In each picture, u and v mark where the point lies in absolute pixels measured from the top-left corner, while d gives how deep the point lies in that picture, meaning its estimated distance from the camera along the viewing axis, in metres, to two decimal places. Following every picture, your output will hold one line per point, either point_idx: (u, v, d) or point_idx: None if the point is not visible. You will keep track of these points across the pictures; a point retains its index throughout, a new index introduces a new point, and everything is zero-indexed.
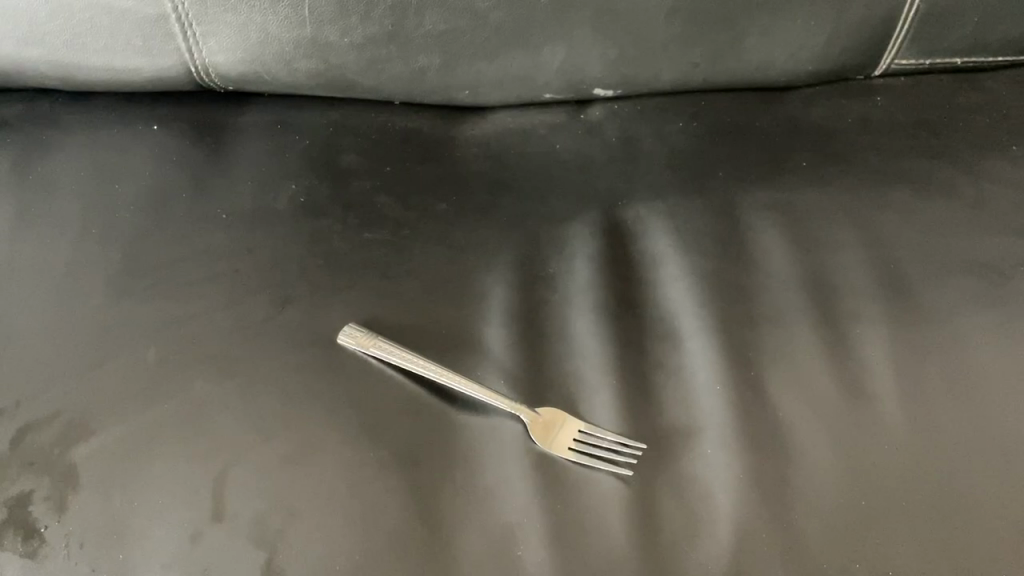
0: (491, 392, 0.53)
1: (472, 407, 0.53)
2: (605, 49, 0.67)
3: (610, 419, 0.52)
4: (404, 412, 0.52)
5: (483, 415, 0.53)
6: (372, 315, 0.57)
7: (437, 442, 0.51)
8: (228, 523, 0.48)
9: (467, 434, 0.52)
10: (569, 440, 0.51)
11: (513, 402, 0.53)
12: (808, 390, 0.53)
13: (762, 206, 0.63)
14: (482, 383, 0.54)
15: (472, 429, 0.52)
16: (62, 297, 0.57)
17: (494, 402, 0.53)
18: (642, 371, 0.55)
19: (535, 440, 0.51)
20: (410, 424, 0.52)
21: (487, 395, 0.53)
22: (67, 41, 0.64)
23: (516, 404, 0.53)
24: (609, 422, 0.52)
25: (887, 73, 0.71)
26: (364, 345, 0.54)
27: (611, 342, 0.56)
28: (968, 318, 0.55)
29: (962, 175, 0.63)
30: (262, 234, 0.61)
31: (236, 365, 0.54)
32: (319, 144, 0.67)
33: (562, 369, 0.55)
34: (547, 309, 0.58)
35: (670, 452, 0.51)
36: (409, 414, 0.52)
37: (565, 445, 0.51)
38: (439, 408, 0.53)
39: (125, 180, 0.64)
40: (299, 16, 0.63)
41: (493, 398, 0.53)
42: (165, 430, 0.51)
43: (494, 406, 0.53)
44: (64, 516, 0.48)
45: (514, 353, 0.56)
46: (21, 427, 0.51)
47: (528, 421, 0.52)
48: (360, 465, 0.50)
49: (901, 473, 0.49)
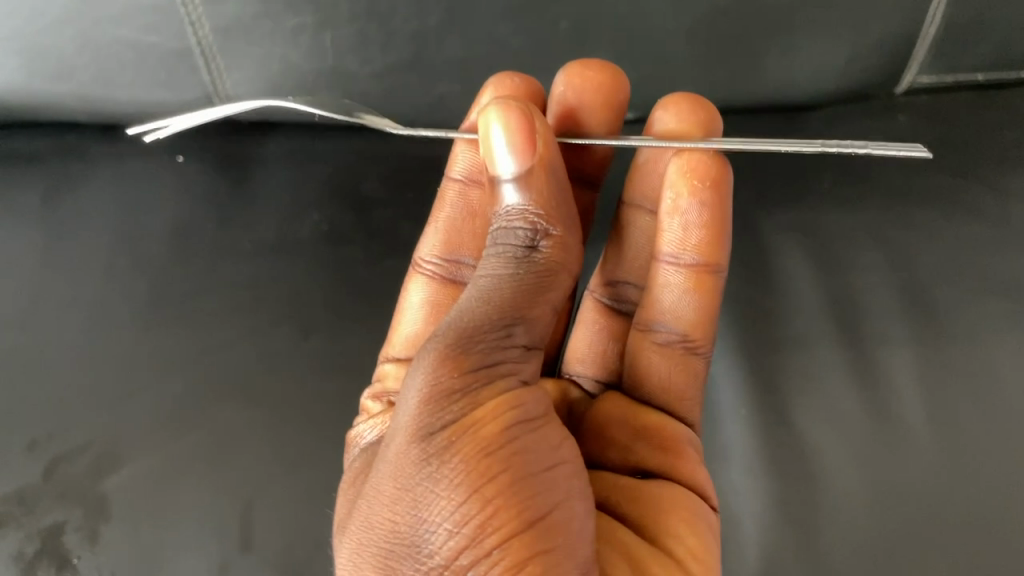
0: (495, 172, 0.47)
1: (651, 219, 0.60)
2: (624, 72, 0.67)
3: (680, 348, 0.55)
4: (594, 312, 0.63)
5: (701, 204, 0.55)
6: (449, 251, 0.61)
7: (507, 251, 0.46)
8: (256, 552, 0.50)
9: (546, 181, 0.46)
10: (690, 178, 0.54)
11: (668, 206, 0.56)
12: (838, 415, 0.53)
13: (787, 228, 0.62)
14: (689, 103, 0.57)
15: (727, 183, 0.55)
16: (91, 331, 0.58)
17: (504, 179, 0.46)
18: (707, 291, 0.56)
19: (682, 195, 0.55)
20: (673, 295, 0.56)
21: (496, 177, 0.47)
22: (94, 75, 0.64)
23: (670, 205, 0.56)
24: (676, 344, 0.55)
25: (910, 91, 0.70)
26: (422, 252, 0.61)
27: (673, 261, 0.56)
28: (1001, 337, 0.54)
29: (985, 192, 0.62)
30: (287, 263, 0.62)
31: (257, 397, 0.55)
32: (343, 173, 0.68)
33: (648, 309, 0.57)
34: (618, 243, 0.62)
35: (408, 134, 0.56)
36: (588, 313, 0.63)
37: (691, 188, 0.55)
38: (622, 248, 0.62)
39: (151, 210, 0.65)
40: (322, 46, 0.64)
41: (659, 252, 0.57)
42: (197, 457, 0.53)
43: (513, 195, 0.46)
44: (96, 546, 0.50)
45: (656, 168, 0.60)
46: (52, 459, 0.53)
47: (673, 183, 0.55)
48: (596, 369, 0.61)
49: (926, 496, 0.49)
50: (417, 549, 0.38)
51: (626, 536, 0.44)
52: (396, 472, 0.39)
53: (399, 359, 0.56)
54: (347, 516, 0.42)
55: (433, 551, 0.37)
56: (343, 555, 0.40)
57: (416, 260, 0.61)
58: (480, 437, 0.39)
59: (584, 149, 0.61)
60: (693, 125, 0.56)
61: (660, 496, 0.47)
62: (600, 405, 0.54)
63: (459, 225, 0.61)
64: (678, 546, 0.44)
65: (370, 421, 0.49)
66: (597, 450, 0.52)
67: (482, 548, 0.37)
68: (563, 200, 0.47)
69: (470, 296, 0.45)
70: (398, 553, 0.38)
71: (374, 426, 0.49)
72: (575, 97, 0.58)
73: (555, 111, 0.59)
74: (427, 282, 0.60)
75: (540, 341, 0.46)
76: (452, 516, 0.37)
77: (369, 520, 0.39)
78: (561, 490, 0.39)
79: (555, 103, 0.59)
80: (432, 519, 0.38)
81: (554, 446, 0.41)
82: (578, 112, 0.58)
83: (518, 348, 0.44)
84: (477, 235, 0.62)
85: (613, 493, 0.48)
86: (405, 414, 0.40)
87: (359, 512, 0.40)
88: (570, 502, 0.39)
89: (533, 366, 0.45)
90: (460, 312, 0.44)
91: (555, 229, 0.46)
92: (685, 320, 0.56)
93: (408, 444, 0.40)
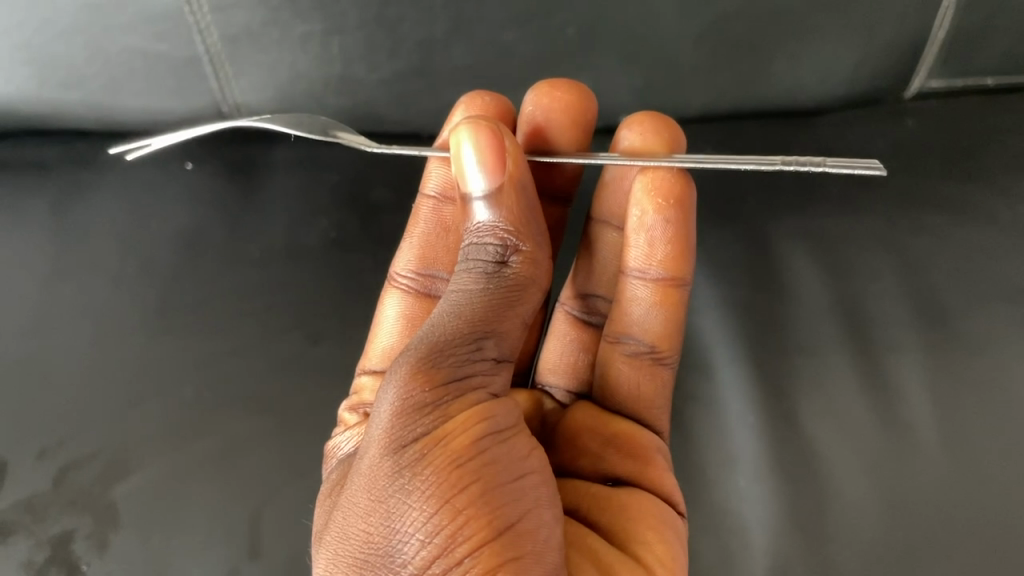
0: (466, 190, 0.46)
1: (619, 235, 0.60)
2: (631, 78, 0.67)
3: (644, 362, 0.55)
4: (567, 325, 0.63)
5: (666, 221, 0.55)
6: (425, 265, 0.61)
7: (476, 267, 0.46)
8: (265, 560, 0.50)
9: (514, 198, 0.46)
10: (654, 198, 0.55)
11: (633, 223, 0.56)
12: (846, 424, 0.53)
13: (794, 235, 0.62)
14: (655, 122, 0.56)
15: (691, 200, 0.55)
16: (101, 339, 0.59)
17: (475, 197, 0.46)
18: (674, 308, 0.56)
19: (648, 213, 0.55)
20: (639, 309, 0.56)
21: (468, 194, 0.47)
22: (103, 84, 0.65)
23: (635, 223, 0.56)
24: (643, 358, 0.55)
25: (919, 96, 0.69)
26: (394, 267, 0.61)
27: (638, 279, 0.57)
28: (1011, 346, 0.54)
29: (996, 198, 0.62)
30: (294, 270, 0.62)
31: (265, 406, 0.56)
32: (350, 180, 0.68)
33: (617, 323, 0.58)
34: (588, 258, 0.62)
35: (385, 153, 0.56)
36: (561, 326, 0.63)
37: (656, 204, 0.55)
38: (591, 263, 0.62)
39: (160, 218, 0.66)
40: (329, 54, 0.64)
41: (626, 267, 0.57)
42: (206, 466, 0.53)
43: (484, 213, 0.46)
44: (105, 555, 0.50)
45: (622, 186, 0.60)
46: (62, 467, 0.53)
47: (637, 201, 0.56)
48: (568, 380, 0.61)
49: (934, 507, 0.49)
50: (390, 559, 0.37)
51: (595, 543, 0.43)
52: (369, 484, 0.39)
53: (376, 371, 0.56)
54: (320, 530, 0.41)
55: (405, 561, 0.37)
56: (316, 569, 0.39)
57: (391, 274, 0.61)
58: (452, 448, 0.38)
59: (553, 166, 0.61)
60: (658, 143, 0.55)
61: (628, 506, 0.46)
62: (572, 415, 0.55)
63: (433, 240, 0.62)
64: (646, 553, 0.43)
65: (349, 432, 0.50)
66: (568, 460, 0.52)
67: (454, 559, 0.36)
68: (533, 220, 0.48)
69: (444, 308, 0.45)
70: (370, 564, 0.37)
71: (350, 438, 0.49)
72: (542, 116, 0.58)
73: (523, 131, 0.58)
74: (403, 295, 0.59)
75: (511, 354, 0.46)
76: (424, 527, 0.37)
77: (342, 532, 0.39)
78: (529, 499, 0.39)
79: (524, 122, 0.58)
80: (404, 530, 0.37)
81: (524, 457, 0.41)
82: (545, 130, 0.58)
83: (489, 360, 0.43)
84: (450, 250, 0.62)
85: (585, 501, 0.48)
86: (377, 427, 0.40)
87: (332, 524, 0.39)
88: (539, 512, 0.39)
89: (504, 378, 0.45)
90: (433, 325, 0.43)
91: (525, 245, 0.46)
92: (653, 333, 0.56)
93: (380, 455, 0.39)
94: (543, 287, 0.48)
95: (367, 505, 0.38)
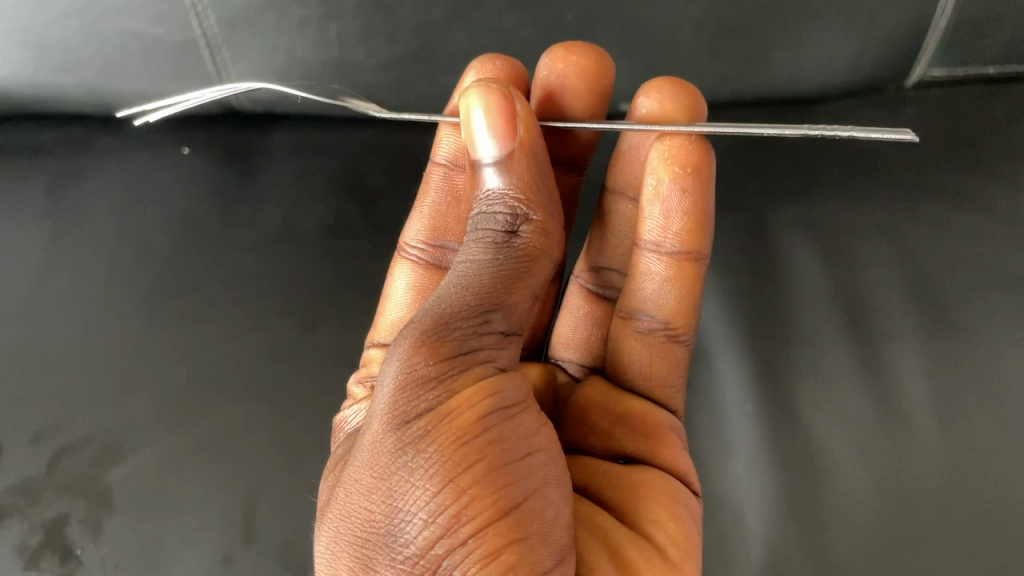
0: (477, 155, 0.46)
1: (634, 207, 0.60)
2: (631, 64, 0.67)
3: (659, 338, 0.55)
4: (580, 299, 0.63)
5: (683, 190, 0.53)
6: (435, 236, 0.60)
7: (486, 237, 0.46)
8: (260, 545, 0.50)
9: (526, 165, 0.46)
10: (672, 164, 0.53)
11: (649, 195, 0.54)
12: (844, 411, 0.53)
13: (794, 223, 0.62)
14: (674, 89, 0.55)
15: (709, 165, 0.53)
16: (96, 323, 0.58)
17: (485, 163, 0.46)
18: (690, 284, 0.55)
19: (666, 181, 0.53)
20: (654, 285, 0.55)
21: (479, 160, 0.46)
22: (99, 68, 0.64)
23: (651, 195, 0.54)
24: (658, 335, 0.55)
25: (920, 84, 0.68)
26: (406, 238, 0.61)
27: (654, 252, 0.55)
28: (1009, 333, 0.53)
29: (997, 186, 0.61)
30: (291, 255, 0.62)
31: (261, 391, 0.55)
32: (347, 166, 0.68)
33: (631, 297, 0.56)
34: (602, 230, 0.61)
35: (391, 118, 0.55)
36: (575, 299, 0.63)
37: (675, 172, 0.53)
38: (605, 235, 0.61)
39: (157, 204, 0.65)
40: (327, 38, 0.64)
41: (639, 240, 0.56)
42: (201, 450, 0.53)
43: (495, 179, 0.46)
44: (99, 538, 0.50)
45: (638, 155, 0.59)
46: (56, 452, 0.53)
47: (654, 168, 0.53)
48: (581, 355, 0.61)
49: (932, 493, 0.49)
50: (392, 539, 0.36)
51: (605, 520, 0.43)
52: (371, 460, 0.38)
53: (385, 344, 0.55)
54: (323, 506, 0.41)
55: (408, 541, 0.36)
56: (319, 548, 0.39)
57: (401, 245, 0.61)
58: (457, 425, 0.38)
59: (568, 134, 0.60)
60: (677, 109, 0.54)
61: (639, 482, 0.46)
62: (584, 392, 0.54)
63: (445, 210, 0.61)
64: (657, 530, 0.43)
65: (356, 405, 0.49)
66: (578, 437, 0.52)
67: (458, 539, 0.36)
68: (545, 186, 0.47)
69: (450, 280, 0.44)
70: (372, 544, 0.37)
71: (358, 412, 0.48)
72: (557, 81, 0.57)
73: (537, 95, 0.58)
74: (413, 266, 0.59)
75: (519, 327, 0.46)
76: (427, 506, 0.36)
77: (345, 510, 0.38)
78: (536, 479, 0.38)
79: (537, 86, 0.58)
80: (406, 508, 0.36)
81: (531, 434, 0.40)
82: (560, 96, 0.57)
83: (496, 334, 0.43)
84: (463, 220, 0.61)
85: (595, 478, 0.47)
86: (381, 401, 0.39)
87: (335, 501, 0.39)
88: (545, 491, 0.39)
89: (511, 352, 0.44)
90: (440, 299, 0.43)
91: (536, 214, 0.46)
92: (667, 310, 0.55)
93: (383, 431, 0.39)
94: (555, 258, 0.48)
95: (370, 481, 0.38)
